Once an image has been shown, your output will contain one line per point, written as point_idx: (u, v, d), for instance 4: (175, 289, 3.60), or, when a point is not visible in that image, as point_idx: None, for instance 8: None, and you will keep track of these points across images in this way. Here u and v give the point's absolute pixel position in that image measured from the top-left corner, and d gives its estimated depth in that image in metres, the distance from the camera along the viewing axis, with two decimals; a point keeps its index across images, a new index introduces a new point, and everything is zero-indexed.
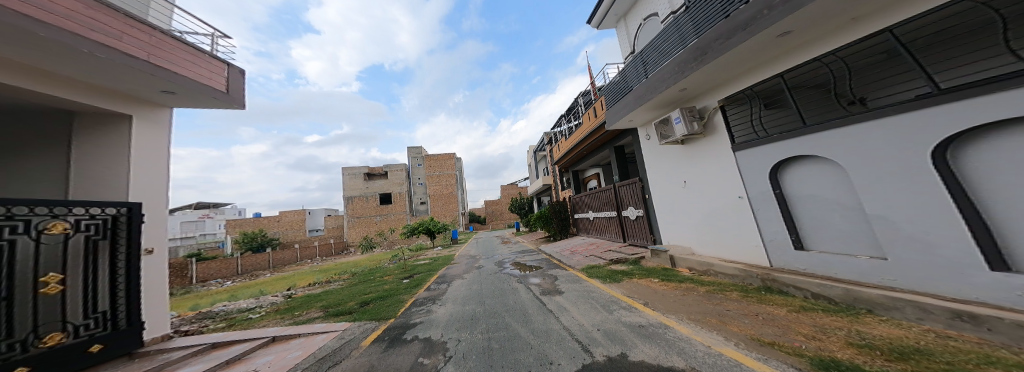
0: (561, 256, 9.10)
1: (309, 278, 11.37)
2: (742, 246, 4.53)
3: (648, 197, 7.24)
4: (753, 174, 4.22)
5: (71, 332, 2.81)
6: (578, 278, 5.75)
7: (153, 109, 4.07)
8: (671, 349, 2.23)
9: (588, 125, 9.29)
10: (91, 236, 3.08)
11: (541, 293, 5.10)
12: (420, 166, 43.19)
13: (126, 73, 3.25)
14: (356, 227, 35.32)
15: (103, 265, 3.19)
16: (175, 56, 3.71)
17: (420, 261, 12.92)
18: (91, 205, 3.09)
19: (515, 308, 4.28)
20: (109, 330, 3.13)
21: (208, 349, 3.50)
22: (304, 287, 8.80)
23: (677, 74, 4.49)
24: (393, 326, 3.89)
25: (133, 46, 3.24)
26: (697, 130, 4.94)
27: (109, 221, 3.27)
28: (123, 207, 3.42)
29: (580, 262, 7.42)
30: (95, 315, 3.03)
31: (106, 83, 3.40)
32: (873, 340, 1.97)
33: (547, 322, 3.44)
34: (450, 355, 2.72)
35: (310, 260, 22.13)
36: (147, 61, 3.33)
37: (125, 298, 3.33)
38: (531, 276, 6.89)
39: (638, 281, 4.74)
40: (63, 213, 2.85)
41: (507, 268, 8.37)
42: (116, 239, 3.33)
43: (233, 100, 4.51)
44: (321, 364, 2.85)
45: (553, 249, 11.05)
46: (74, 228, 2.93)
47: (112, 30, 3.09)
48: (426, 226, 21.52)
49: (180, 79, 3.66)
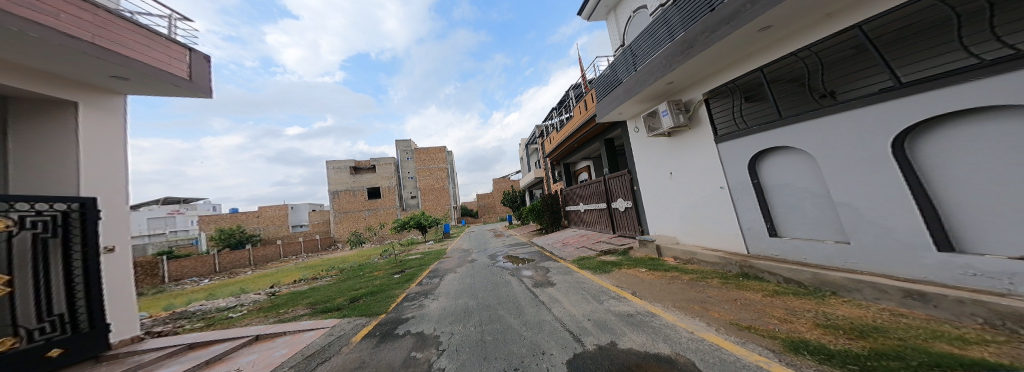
0: (553, 249, 9.21)
1: (295, 275, 11.09)
2: (723, 234, 4.69)
3: (636, 189, 7.36)
4: (734, 165, 4.34)
5: (25, 336, 2.66)
6: (569, 270, 5.87)
7: (98, 96, 3.75)
8: (657, 336, 2.31)
9: (580, 118, 9.31)
10: (40, 234, 2.89)
11: (534, 285, 5.14)
12: (410, 160, 42.54)
13: (67, 56, 3.00)
14: (344, 222, 34.58)
15: (56, 264, 3.02)
16: (125, 37, 3.47)
17: (413, 256, 12.85)
18: (37, 200, 2.88)
19: (509, 301, 4.31)
20: (69, 333, 3.00)
21: (185, 350, 3.41)
22: (289, 284, 8.61)
23: (664, 67, 4.53)
24: (386, 321, 3.87)
25: (73, 25, 3.00)
26: (682, 122, 5.03)
27: (58, 217, 3.07)
28: (76, 203, 3.23)
29: (571, 253, 7.56)
30: (51, 318, 2.89)
31: (40, 65, 3.09)
32: (837, 320, 2.10)
33: (539, 313, 3.49)
34: (443, 348, 2.75)
35: (295, 257, 21.55)
36: (93, 44, 3.09)
37: (84, 300, 3.19)
38: (523, 268, 6.98)
39: (627, 271, 4.86)
40: (4, 209, 2.64)
41: (499, 262, 8.41)
42: (70, 238, 3.14)
43: (195, 89, 4.28)
44: (309, 361, 2.82)
45: (545, 241, 11.19)
46: (18, 225, 2.73)
47: (49, 7, 2.86)
48: (416, 221, 21.14)
49: (131, 63, 3.44)
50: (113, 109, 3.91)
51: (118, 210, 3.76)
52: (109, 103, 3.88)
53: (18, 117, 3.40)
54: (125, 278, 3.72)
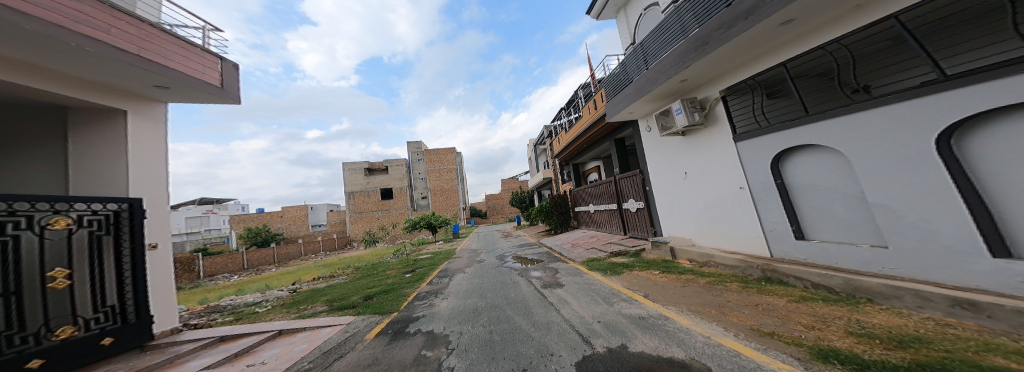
0: (561, 249, 9.18)
1: (313, 273, 11.47)
2: (744, 237, 4.54)
3: (648, 189, 7.21)
4: (754, 164, 4.21)
5: (82, 325, 2.87)
6: (578, 271, 5.82)
7: (144, 104, 4.01)
8: (671, 340, 2.26)
9: (589, 118, 9.22)
10: (94, 231, 3.09)
11: (542, 286, 5.12)
12: (420, 161, 43.23)
13: (117, 68, 3.21)
14: (358, 222, 35.44)
15: (109, 260, 3.21)
16: (166, 49, 3.67)
17: (423, 255, 13.07)
18: (92, 200, 3.08)
19: (517, 301, 4.32)
20: (119, 324, 3.18)
21: (216, 342, 3.57)
22: (308, 281, 8.91)
23: (677, 65, 4.44)
24: (397, 319, 3.94)
25: (121, 38, 3.20)
26: (697, 120, 4.90)
27: (111, 217, 3.28)
28: (125, 203, 3.43)
29: (580, 255, 7.50)
30: (105, 309, 3.08)
31: (90, 76, 3.29)
32: (872, 329, 2.00)
33: (548, 315, 3.46)
34: (452, 347, 2.77)
35: (315, 256, 22.28)
36: (140, 56, 3.32)
37: (133, 292, 3.37)
38: (531, 269, 6.97)
39: (639, 273, 4.78)
40: (65, 208, 2.86)
41: (506, 262, 8.44)
42: (120, 235, 3.34)
43: (226, 94, 4.48)
44: (327, 356, 2.91)
45: (554, 242, 11.13)
46: (77, 223, 2.94)
47: (100, 23, 3.05)
48: (426, 221, 21.42)
49: (172, 73, 3.64)
50: (155, 115, 4.15)
51: (161, 210, 4.01)
52: (152, 110, 4.12)
53: (68, 124, 3.67)
54: (167, 274, 3.95)
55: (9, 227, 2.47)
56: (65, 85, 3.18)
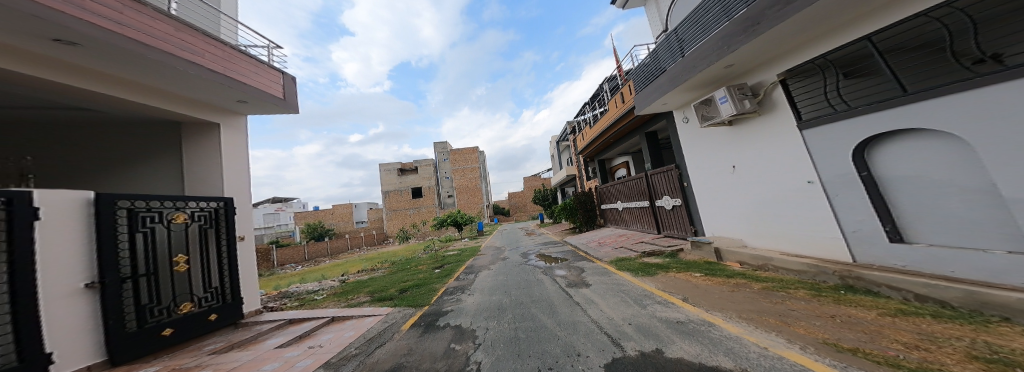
0: (588, 248, 8.98)
1: (357, 265, 12.45)
2: (815, 239, 4.00)
3: (686, 185, 6.78)
4: (828, 156, 3.68)
5: (196, 301, 3.68)
6: (606, 271, 5.63)
7: (225, 115, 4.65)
8: (717, 348, 2.09)
9: (615, 111, 8.89)
10: (202, 225, 3.94)
11: (568, 285, 5.02)
12: (446, 161, 44.57)
13: (206, 85, 3.72)
14: (392, 220, 37.68)
15: (212, 249, 4.06)
16: (243, 67, 4.14)
17: (450, 251, 13.56)
18: (199, 200, 3.93)
19: (541, 299, 4.29)
20: (221, 303, 4.00)
21: (287, 324, 4.15)
22: (354, 273, 9.70)
23: (720, 50, 4.10)
24: (428, 313, 4.08)
25: (211, 61, 3.68)
26: (749, 108, 4.47)
27: (212, 214, 4.14)
28: (221, 202, 4.28)
29: (608, 254, 7.26)
30: (210, 290, 3.89)
31: (185, 92, 3.87)
32: (1010, 354, 1.57)
33: (574, 314, 3.40)
34: (479, 342, 2.81)
35: (359, 249, 24.20)
36: (225, 75, 3.81)
37: (230, 277, 4.21)
38: (556, 267, 6.89)
39: (676, 275, 4.48)
40: (183, 206, 3.72)
41: (530, 260, 8.44)
42: (219, 229, 4.19)
43: (285, 105, 4.89)
44: (369, 344, 3.10)
45: (580, 241, 10.87)
46: (191, 218, 3.80)
47: (196, 48, 3.53)
48: (452, 219, 22.12)
49: (246, 88, 4.11)
50: (235, 125, 4.78)
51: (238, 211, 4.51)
52: (233, 120, 4.77)
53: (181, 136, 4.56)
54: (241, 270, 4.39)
55: (148, 221, 3.32)
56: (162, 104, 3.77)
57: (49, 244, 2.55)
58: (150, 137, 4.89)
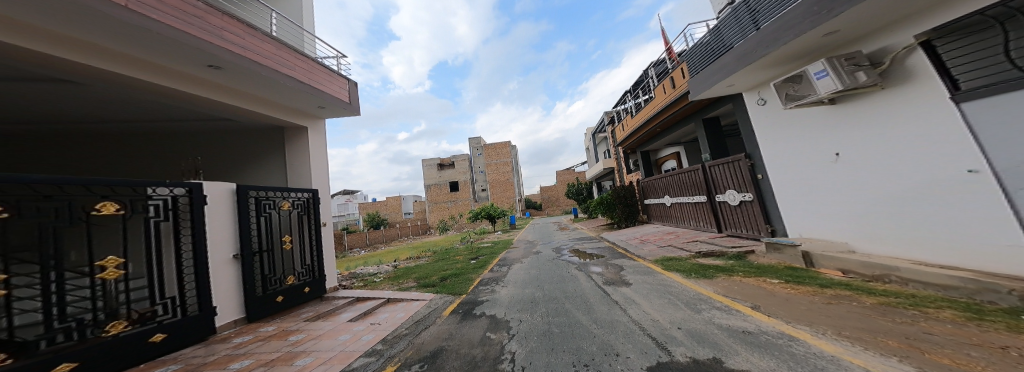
0: (628, 245, 8.47)
1: (404, 253, 13.52)
2: (969, 245, 2.97)
3: (760, 177, 5.94)
4: (997, 136, 2.67)
5: (296, 275, 4.96)
6: (650, 271, 5.21)
7: (308, 118, 5.92)
8: (800, 365, 1.76)
9: (664, 99, 8.27)
10: (300, 212, 5.30)
11: (604, 282, 4.81)
12: (480, 156, 45.61)
13: (298, 94, 4.85)
14: (432, 212, 39.99)
15: (307, 233, 5.40)
16: (321, 77, 5.24)
17: (484, 244, 13.95)
18: (298, 192, 5.27)
19: (576, 295, 4.16)
20: (312, 278, 5.29)
21: (354, 301, 4.98)
22: (402, 260, 10.57)
23: (814, 16, 3.38)
24: (465, 301, 4.19)
25: (301, 73, 4.76)
26: (864, 82, 3.53)
27: (308, 203, 5.49)
28: (312, 194, 5.62)
29: (651, 252, 6.74)
30: (304, 268, 5.16)
31: (282, 100, 5.07)
32: None
33: (611, 313, 3.20)
34: (513, 333, 2.81)
35: (404, 238, 26.25)
36: (308, 85, 4.87)
37: (318, 257, 5.49)
38: (591, 264, 6.63)
39: (745, 280, 3.92)
40: (288, 196, 5.09)
41: (564, 255, 8.27)
42: (312, 217, 5.54)
43: (347, 108, 5.91)
44: (416, 327, 3.30)
45: (618, 237, 10.33)
46: (294, 206, 5.17)
47: (291, 63, 4.61)
48: (486, 212, 22.60)
49: (324, 95, 5.23)
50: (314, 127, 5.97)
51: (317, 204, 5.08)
52: (311, 121, 5.99)
53: (282, 137, 5.90)
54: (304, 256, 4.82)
55: (269, 207, 4.69)
56: (269, 111, 5.01)
57: (213, 221, 3.90)
58: (254, 138, 6.09)
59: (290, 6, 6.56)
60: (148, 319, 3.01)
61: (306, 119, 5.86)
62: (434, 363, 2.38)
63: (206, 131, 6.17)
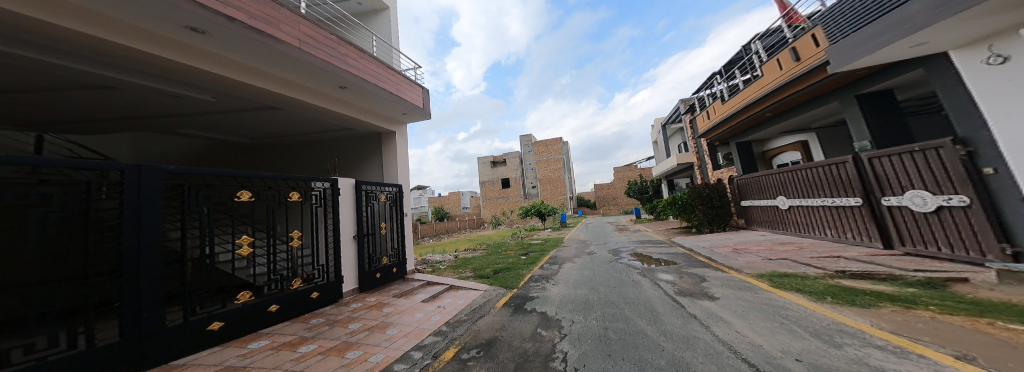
0: (707, 253, 7.23)
1: (460, 245, 14.46)
2: None
3: (985, 170, 3.95)
4: None
5: (389, 256, 6.04)
6: (741, 286, 4.32)
7: (395, 125, 7.02)
8: None
9: (784, 75, 6.71)
10: (392, 204, 6.41)
11: (675, 292, 4.28)
12: (531, 153, 45.34)
13: (387, 102, 5.79)
14: (487, 207, 41.69)
15: (396, 221, 6.48)
16: (404, 87, 6.10)
17: (535, 240, 13.86)
18: (390, 186, 6.39)
19: (638, 303, 3.87)
20: (399, 260, 6.32)
21: (426, 284, 5.75)
22: (459, 251, 11.30)
23: None
24: (517, 295, 4.40)
25: (390, 83, 5.62)
26: None
27: (396, 196, 6.59)
28: (399, 188, 6.72)
29: (744, 265, 5.56)
30: (394, 251, 6.22)
31: (377, 110, 6.21)
32: None
33: (687, 328, 2.87)
34: (565, 332, 2.98)
35: (460, 230, 28.02)
36: (396, 95, 5.79)
37: (403, 243, 6.55)
38: (658, 270, 5.89)
39: (946, 318, 2.75)
40: (384, 190, 6.21)
41: (625, 258, 7.56)
42: (399, 208, 6.64)
43: (423, 113, 6.76)
44: (473, 315, 3.83)
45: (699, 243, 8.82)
46: (388, 198, 6.30)
47: (384, 76, 5.49)
48: (537, 209, 22.27)
49: (406, 103, 6.09)
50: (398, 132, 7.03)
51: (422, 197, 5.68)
52: (396, 127, 7.07)
53: (376, 140, 7.07)
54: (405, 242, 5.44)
55: (372, 198, 5.84)
56: (370, 119, 6.20)
57: (342, 208, 5.15)
58: (354, 141, 7.37)
59: (379, 24, 7.57)
60: (309, 279, 4.40)
61: (392, 125, 6.91)
62: (489, 351, 2.72)
63: (318, 137, 7.63)
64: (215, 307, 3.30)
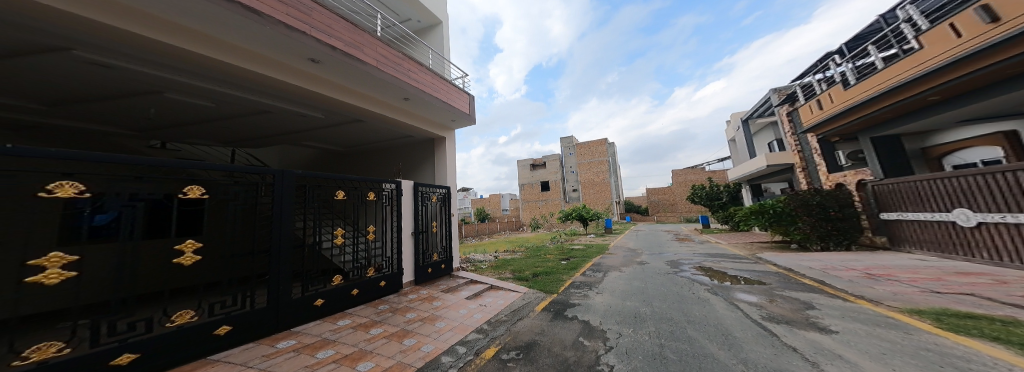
0: (799, 274, 5.84)
1: (499, 246, 14.60)
2: None
3: None
4: None
5: (439, 253, 6.34)
6: (862, 318, 3.32)
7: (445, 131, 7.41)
8: None
9: (983, 37, 4.76)
10: (441, 204, 6.80)
11: (761, 316, 3.49)
12: (572, 156, 43.26)
13: (440, 110, 6.14)
14: (527, 210, 41.16)
15: (446, 221, 6.81)
16: (455, 95, 6.39)
17: (576, 246, 13.20)
18: (440, 188, 6.80)
19: (705, 323, 3.36)
20: (448, 258, 6.56)
21: (469, 282, 5.90)
22: (499, 251, 11.45)
23: None
24: (556, 301, 4.45)
25: (443, 93, 5.96)
26: None
27: (445, 196, 6.98)
28: (447, 190, 7.09)
29: (869, 293, 4.26)
30: (444, 249, 6.51)
31: (430, 117, 6.62)
32: None
33: (784, 360, 2.28)
34: (611, 345, 2.82)
35: (500, 232, 28.20)
36: (448, 103, 6.10)
37: (451, 241, 6.82)
38: (732, 288, 5.00)
39: None
40: (435, 191, 6.63)
41: (686, 271, 6.62)
42: (448, 208, 6.99)
43: (470, 118, 6.97)
44: (512, 316, 3.91)
45: (800, 262, 7.01)
46: (438, 199, 6.71)
47: (438, 87, 5.82)
48: (578, 213, 20.91)
49: (457, 111, 6.40)
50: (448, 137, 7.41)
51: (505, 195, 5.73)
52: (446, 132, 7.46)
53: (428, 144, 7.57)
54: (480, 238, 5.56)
55: (426, 199, 6.27)
56: (424, 125, 6.62)
57: (403, 207, 5.58)
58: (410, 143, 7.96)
59: (432, 36, 8.07)
60: (381, 269, 4.87)
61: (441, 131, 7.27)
62: (529, 355, 2.70)
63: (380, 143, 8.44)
64: (320, 286, 3.86)
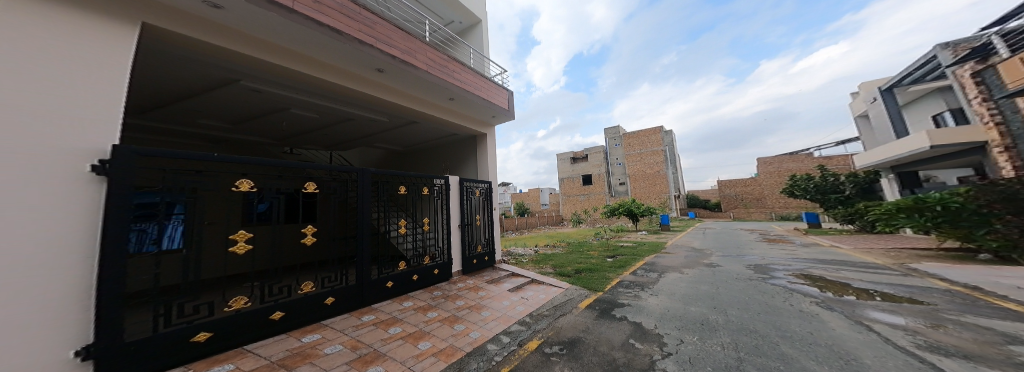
0: (953, 294, 4.40)
1: (542, 240, 14.66)
2: None
3: None
4: None
5: (483, 244, 6.84)
6: None
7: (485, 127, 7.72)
8: None
9: None
10: (484, 198, 7.25)
11: (913, 344, 2.74)
12: (618, 146, 38.91)
13: (480, 107, 6.47)
14: (568, 204, 38.98)
15: (490, 215, 7.23)
16: (494, 92, 6.61)
17: (624, 243, 12.33)
18: (482, 182, 7.25)
19: (802, 339, 2.90)
20: (490, 250, 7.01)
21: (510, 275, 6.21)
22: (541, 246, 11.57)
23: None
24: (601, 299, 4.45)
25: (483, 90, 6.23)
26: None
27: (488, 191, 7.39)
28: (489, 185, 7.49)
29: None
30: (487, 241, 6.97)
31: (472, 115, 7.01)
32: None
33: None
34: (669, 351, 2.71)
35: (543, 226, 27.79)
36: (489, 101, 6.39)
37: (494, 234, 7.25)
38: (844, 304, 4.08)
39: None
40: (478, 186, 7.12)
41: (781, 278, 5.58)
42: (491, 202, 7.40)
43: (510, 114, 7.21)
44: (553, 311, 4.05)
45: (996, 280, 5.08)
46: (482, 193, 7.19)
47: (479, 85, 6.12)
48: (624, 209, 18.96)
49: (496, 108, 6.66)
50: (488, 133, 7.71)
51: None
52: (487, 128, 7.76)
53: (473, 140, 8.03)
54: None
55: (470, 193, 6.79)
56: (467, 123, 7.04)
57: (451, 201, 6.17)
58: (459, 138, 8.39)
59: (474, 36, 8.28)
60: (435, 258, 5.54)
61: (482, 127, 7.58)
62: (572, 351, 2.84)
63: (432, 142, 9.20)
64: (391, 269, 4.69)
